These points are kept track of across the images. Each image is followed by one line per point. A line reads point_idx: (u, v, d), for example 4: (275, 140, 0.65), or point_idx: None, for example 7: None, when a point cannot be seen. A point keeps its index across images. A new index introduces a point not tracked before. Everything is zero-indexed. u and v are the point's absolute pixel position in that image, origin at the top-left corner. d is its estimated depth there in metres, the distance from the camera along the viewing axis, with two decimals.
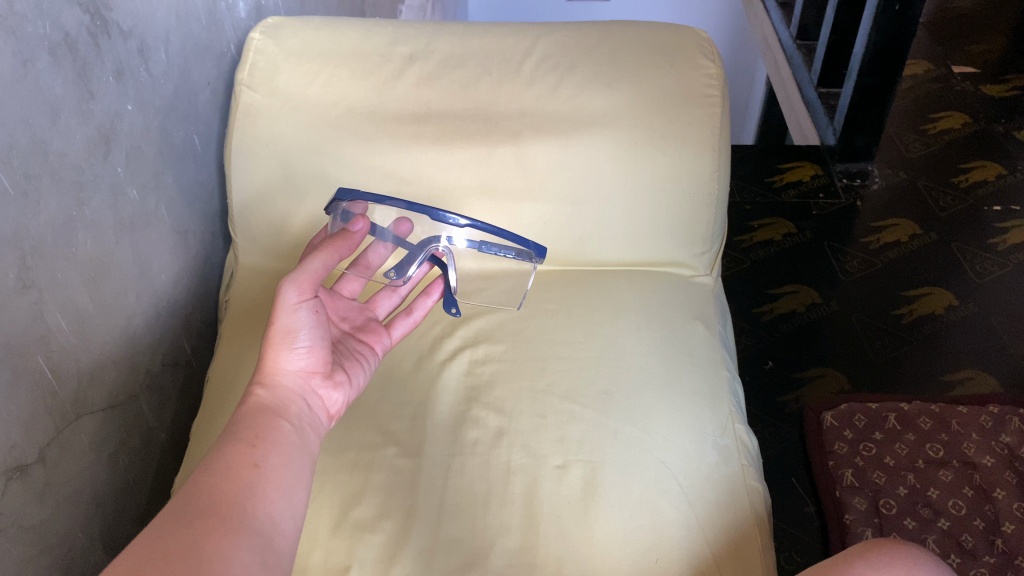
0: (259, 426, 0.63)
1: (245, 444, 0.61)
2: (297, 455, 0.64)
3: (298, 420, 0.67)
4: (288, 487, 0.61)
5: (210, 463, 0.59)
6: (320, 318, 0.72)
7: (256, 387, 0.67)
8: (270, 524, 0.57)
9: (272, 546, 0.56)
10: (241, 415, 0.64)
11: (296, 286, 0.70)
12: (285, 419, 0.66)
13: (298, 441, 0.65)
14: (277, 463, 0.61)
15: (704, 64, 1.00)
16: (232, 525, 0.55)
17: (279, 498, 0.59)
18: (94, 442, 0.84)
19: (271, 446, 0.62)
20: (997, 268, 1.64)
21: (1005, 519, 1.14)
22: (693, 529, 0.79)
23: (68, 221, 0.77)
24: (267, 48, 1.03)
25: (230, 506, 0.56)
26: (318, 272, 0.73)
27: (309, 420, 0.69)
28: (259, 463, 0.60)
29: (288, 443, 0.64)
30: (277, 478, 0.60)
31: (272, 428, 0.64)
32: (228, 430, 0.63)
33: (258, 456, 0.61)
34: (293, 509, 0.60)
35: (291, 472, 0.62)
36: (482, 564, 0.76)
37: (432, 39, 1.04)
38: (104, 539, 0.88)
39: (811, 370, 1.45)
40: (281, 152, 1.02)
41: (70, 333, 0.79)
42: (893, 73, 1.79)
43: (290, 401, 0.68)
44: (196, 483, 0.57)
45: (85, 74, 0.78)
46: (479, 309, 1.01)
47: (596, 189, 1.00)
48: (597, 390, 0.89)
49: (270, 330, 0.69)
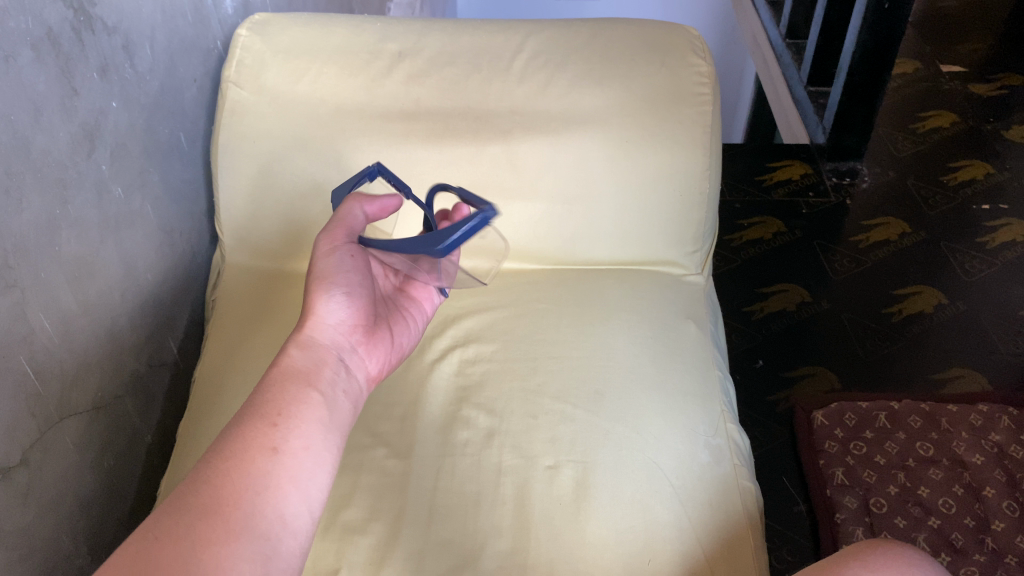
0: (283, 400, 0.63)
1: (267, 424, 0.60)
2: (322, 431, 0.63)
3: (329, 389, 0.66)
4: (305, 476, 0.59)
5: (227, 445, 0.58)
6: (358, 264, 0.76)
7: (290, 348, 0.68)
8: (280, 523, 0.55)
9: (278, 549, 0.54)
10: (270, 380, 0.65)
11: (332, 234, 0.77)
12: (313, 389, 0.65)
13: (325, 416, 0.64)
14: (297, 447, 0.60)
15: (695, 62, 0.99)
16: (236, 527, 0.53)
17: (293, 490, 0.58)
18: (79, 443, 0.83)
19: (294, 425, 0.61)
20: (985, 267, 1.65)
21: (994, 517, 1.14)
22: (686, 529, 0.78)
23: (50, 221, 0.76)
24: (254, 45, 1.01)
25: (237, 505, 0.54)
26: (354, 224, 0.79)
27: (343, 385, 0.68)
28: (277, 447, 0.59)
29: (314, 418, 0.63)
30: (295, 465, 0.59)
31: (298, 400, 0.63)
32: (255, 399, 0.63)
33: (278, 439, 0.59)
34: (308, 501, 0.58)
35: (312, 457, 0.60)
36: (473, 566, 0.75)
37: (421, 36, 1.03)
38: (89, 542, 0.87)
39: (802, 368, 1.45)
40: (268, 149, 1.01)
41: (54, 334, 0.78)
42: (883, 71, 1.79)
43: (323, 364, 0.68)
44: (207, 471, 0.56)
45: (68, 70, 0.77)
46: (469, 308, 1.00)
47: (587, 186, 1.00)
48: (587, 390, 0.89)
49: (310, 276, 0.73)
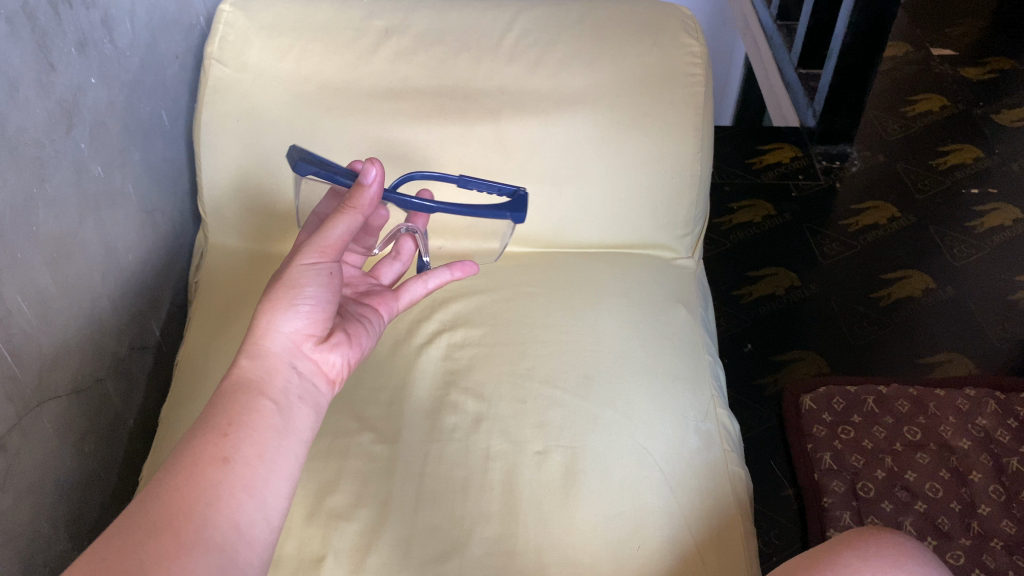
0: (234, 409, 0.60)
1: (216, 434, 0.58)
2: (278, 440, 0.60)
3: (282, 394, 0.63)
4: (262, 484, 0.57)
5: (177, 457, 0.56)
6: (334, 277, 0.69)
7: (240, 357, 0.63)
8: (234, 534, 0.54)
9: (235, 560, 0.53)
10: (221, 392, 0.61)
11: (315, 249, 0.67)
12: (265, 395, 0.61)
13: (280, 422, 0.61)
14: (250, 455, 0.58)
15: (687, 42, 0.98)
16: (187, 542, 0.51)
17: (249, 500, 0.56)
18: (58, 428, 0.81)
19: (246, 433, 0.59)
20: (973, 251, 1.65)
21: (980, 500, 1.14)
22: (675, 515, 0.78)
23: (27, 200, 0.74)
24: (238, 21, 0.99)
25: (188, 519, 0.53)
26: (342, 237, 0.69)
27: (300, 390, 0.64)
28: (229, 456, 0.57)
29: (269, 425, 0.60)
30: (249, 474, 0.57)
31: (251, 409, 0.60)
32: (205, 411, 0.60)
33: (230, 448, 0.57)
34: (265, 510, 0.56)
35: (268, 464, 0.58)
36: (460, 552, 0.75)
37: (409, 13, 1.01)
38: (71, 528, 0.85)
39: (791, 353, 1.44)
40: (251, 128, 0.98)
41: (31, 316, 0.76)
42: (875, 53, 1.76)
43: (277, 372, 0.63)
44: (158, 487, 0.54)
45: (45, 44, 0.75)
46: (457, 291, 0.98)
47: (577, 167, 0.98)
48: (578, 374, 0.88)
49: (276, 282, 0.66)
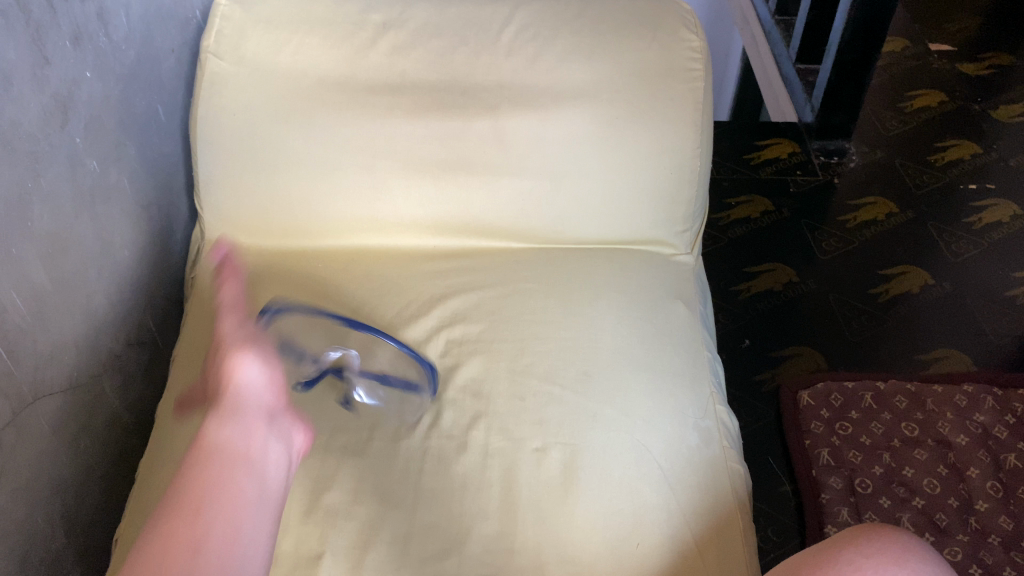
0: (212, 458, 0.55)
1: (193, 485, 0.53)
2: (260, 483, 0.56)
3: (263, 436, 0.59)
4: (246, 531, 0.52)
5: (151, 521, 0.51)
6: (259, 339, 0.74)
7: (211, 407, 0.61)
8: None
9: None
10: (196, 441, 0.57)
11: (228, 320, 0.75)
12: (243, 438, 0.58)
13: (261, 465, 0.57)
14: (232, 502, 0.53)
15: (687, 37, 0.98)
16: None
17: (235, 549, 0.51)
18: (54, 424, 0.81)
19: (226, 481, 0.54)
20: (970, 247, 1.65)
21: (978, 497, 1.14)
22: (675, 513, 0.77)
23: (22, 194, 0.73)
24: (234, 15, 0.98)
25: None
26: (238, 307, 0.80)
27: (280, 432, 0.61)
28: (207, 508, 0.52)
29: (250, 470, 0.56)
30: (231, 521, 0.52)
31: (229, 455, 0.56)
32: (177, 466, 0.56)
33: (209, 499, 0.53)
34: (253, 559, 0.51)
35: (251, 509, 0.54)
36: (459, 550, 0.74)
37: (406, 7, 1.00)
38: (67, 525, 0.85)
39: (789, 349, 1.44)
40: (248, 123, 0.98)
41: (26, 312, 0.75)
42: (874, 48, 1.76)
43: (252, 414, 0.60)
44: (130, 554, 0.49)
45: (40, 37, 0.74)
46: (456, 287, 0.98)
47: (576, 163, 0.98)
48: (576, 371, 0.87)
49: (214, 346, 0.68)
